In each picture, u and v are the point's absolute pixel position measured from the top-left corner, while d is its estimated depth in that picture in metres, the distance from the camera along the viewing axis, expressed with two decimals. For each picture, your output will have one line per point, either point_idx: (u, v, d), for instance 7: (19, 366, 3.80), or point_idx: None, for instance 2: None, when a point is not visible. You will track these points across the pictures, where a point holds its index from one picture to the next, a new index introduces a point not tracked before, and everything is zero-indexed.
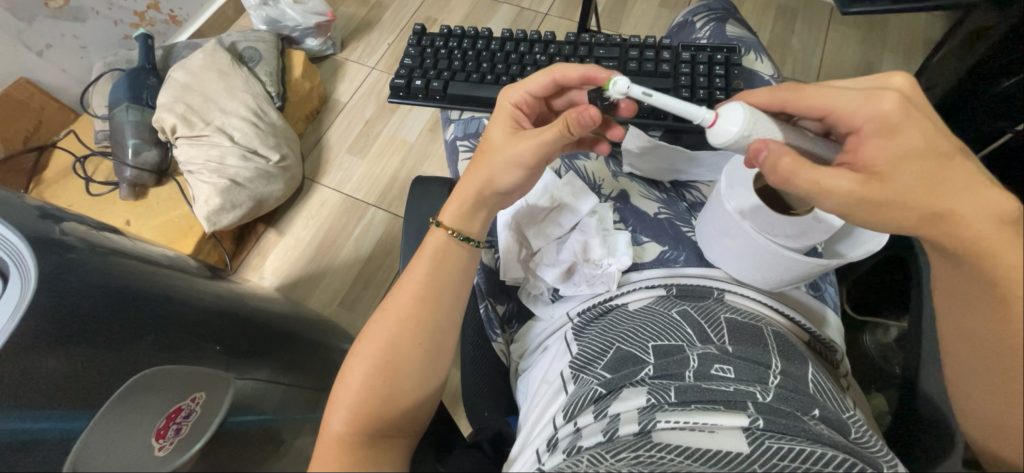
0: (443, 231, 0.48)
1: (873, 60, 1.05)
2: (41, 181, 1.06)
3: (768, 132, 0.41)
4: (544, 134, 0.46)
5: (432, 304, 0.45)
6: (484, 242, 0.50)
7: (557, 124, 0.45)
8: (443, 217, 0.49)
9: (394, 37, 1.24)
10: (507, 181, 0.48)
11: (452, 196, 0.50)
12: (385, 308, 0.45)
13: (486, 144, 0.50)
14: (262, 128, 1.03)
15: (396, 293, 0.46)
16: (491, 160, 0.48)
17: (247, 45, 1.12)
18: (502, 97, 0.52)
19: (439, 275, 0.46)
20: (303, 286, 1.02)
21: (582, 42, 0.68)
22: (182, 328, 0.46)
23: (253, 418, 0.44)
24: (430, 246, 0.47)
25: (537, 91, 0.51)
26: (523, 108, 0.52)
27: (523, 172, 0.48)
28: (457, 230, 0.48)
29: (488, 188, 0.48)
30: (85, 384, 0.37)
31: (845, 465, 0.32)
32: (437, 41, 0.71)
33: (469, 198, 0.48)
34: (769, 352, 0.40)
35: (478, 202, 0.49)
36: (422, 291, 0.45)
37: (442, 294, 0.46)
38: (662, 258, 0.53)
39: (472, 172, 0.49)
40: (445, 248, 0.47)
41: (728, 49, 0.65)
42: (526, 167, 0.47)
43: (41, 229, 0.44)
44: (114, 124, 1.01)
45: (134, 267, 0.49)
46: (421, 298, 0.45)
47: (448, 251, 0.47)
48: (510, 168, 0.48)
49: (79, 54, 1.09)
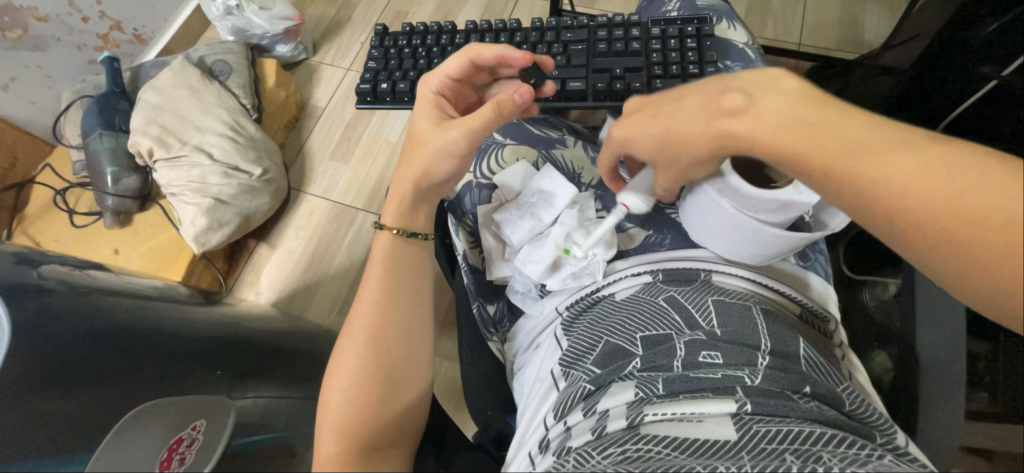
0: (387, 232, 0.50)
1: (856, 14, 1.03)
2: (24, 218, 1.05)
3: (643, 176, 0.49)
4: (471, 123, 0.48)
5: (394, 310, 0.45)
6: (430, 234, 0.52)
7: (487, 109, 0.47)
8: (384, 219, 0.51)
9: (365, 36, 1.21)
10: (440, 172, 0.50)
11: (387, 198, 0.51)
12: (355, 320, 0.45)
13: (413, 135, 0.51)
14: (240, 143, 1.01)
15: (363, 303, 0.46)
16: (421, 152, 0.50)
17: (215, 59, 1.09)
18: (422, 87, 0.53)
19: (396, 281, 0.47)
20: (301, 297, 1.02)
21: (548, 27, 0.66)
22: (179, 360, 0.45)
23: (261, 438, 0.44)
24: (378, 252, 0.49)
25: (455, 74, 0.53)
26: (446, 94, 0.53)
27: (453, 161, 0.50)
28: (401, 229, 0.50)
29: (424, 180, 0.50)
30: (63, 435, 0.35)
31: (835, 441, 0.32)
32: (401, 40, 0.69)
33: (404, 192, 0.50)
34: (758, 331, 0.40)
35: (415, 197, 0.51)
36: (393, 301, 0.46)
37: (400, 299, 0.46)
38: (646, 242, 0.53)
39: (405, 166, 0.50)
40: (394, 247, 0.49)
41: (699, 21, 0.63)
42: (456, 156, 0.49)
43: (15, 275, 0.43)
44: (89, 153, 1.00)
45: (117, 302, 0.48)
46: (380, 303, 0.45)
47: (395, 250, 0.49)
48: (443, 158, 0.49)
49: (46, 84, 1.07)
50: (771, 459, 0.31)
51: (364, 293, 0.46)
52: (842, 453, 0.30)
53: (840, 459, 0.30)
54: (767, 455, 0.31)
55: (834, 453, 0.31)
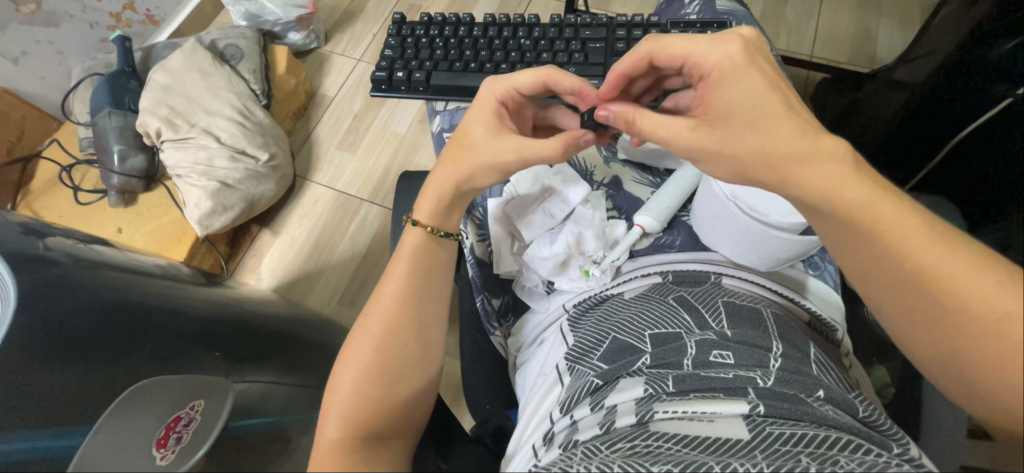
0: (421, 229, 0.49)
1: (869, 29, 1.03)
2: (28, 193, 1.04)
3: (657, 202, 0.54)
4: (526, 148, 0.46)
5: (410, 299, 0.45)
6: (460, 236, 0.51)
7: (553, 144, 0.45)
8: (417, 216, 0.49)
9: (378, 27, 1.21)
10: (484, 181, 0.49)
11: (422, 191, 0.50)
12: (373, 309, 0.45)
13: (465, 138, 0.49)
14: (248, 127, 1.01)
15: (381, 295, 0.46)
16: (471, 159, 0.48)
17: (227, 43, 1.09)
18: (488, 86, 0.50)
19: (415, 271, 0.47)
20: (301, 285, 1.02)
21: (567, 23, 0.66)
22: (181, 339, 0.45)
23: (256, 422, 0.43)
24: (408, 245, 0.48)
25: (524, 89, 0.50)
26: (508, 104, 0.50)
27: (499, 174, 0.48)
28: (436, 227, 0.49)
29: (465, 185, 0.49)
30: (62, 407, 0.35)
31: (849, 446, 0.31)
32: (418, 30, 0.69)
33: (439, 191, 0.49)
34: (769, 335, 0.40)
35: (452, 199, 0.49)
36: (401, 292, 0.45)
37: (417, 290, 0.46)
38: (656, 244, 0.54)
39: (449, 166, 0.49)
40: (425, 246, 0.48)
41: (718, 25, 0.63)
42: (502, 170, 0.48)
43: (21, 246, 0.43)
44: (96, 130, 0.99)
45: (121, 278, 0.47)
46: (394, 291, 0.45)
47: (427, 250, 0.48)
48: (491, 172, 0.48)
49: (57, 59, 1.07)
50: (788, 458, 0.31)
51: (386, 286, 0.46)
52: (858, 458, 0.30)
53: (857, 463, 0.30)
54: (781, 455, 0.31)
55: (850, 458, 0.30)
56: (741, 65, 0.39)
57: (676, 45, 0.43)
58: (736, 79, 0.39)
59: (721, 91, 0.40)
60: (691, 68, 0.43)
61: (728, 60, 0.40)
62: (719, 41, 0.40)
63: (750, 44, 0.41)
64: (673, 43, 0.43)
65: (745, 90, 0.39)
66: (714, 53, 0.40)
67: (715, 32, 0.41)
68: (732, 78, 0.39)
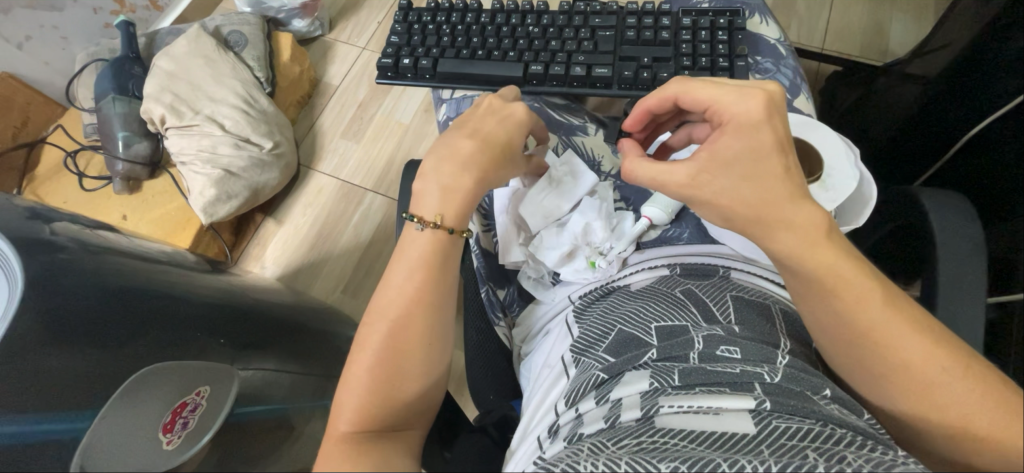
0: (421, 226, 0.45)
1: (883, 21, 1.01)
2: (34, 179, 1.04)
3: None
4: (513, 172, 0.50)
5: (419, 288, 0.44)
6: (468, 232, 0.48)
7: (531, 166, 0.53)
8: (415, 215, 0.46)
9: (383, 15, 1.19)
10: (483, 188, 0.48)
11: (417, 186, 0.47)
12: (382, 298, 0.44)
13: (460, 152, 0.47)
14: (253, 115, 1.00)
15: (388, 284, 0.45)
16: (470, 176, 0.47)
17: (231, 29, 1.08)
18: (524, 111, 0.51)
19: (422, 259, 0.45)
20: (305, 274, 1.02)
21: (576, 11, 0.65)
22: (186, 325, 0.44)
23: (261, 409, 0.45)
24: (409, 242, 0.46)
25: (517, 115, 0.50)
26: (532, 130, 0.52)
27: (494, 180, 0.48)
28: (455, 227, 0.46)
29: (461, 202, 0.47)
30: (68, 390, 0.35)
31: (857, 444, 0.31)
32: (424, 16, 0.68)
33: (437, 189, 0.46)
34: (776, 330, 0.41)
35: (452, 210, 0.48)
36: (406, 283, 0.44)
37: (423, 280, 0.44)
38: (663, 236, 0.54)
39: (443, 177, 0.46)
40: (437, 249, 0.45)
41: (731, 13, 0.61)
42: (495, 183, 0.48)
43: (28, 229, 0.43)
44: (101, 116, 0.99)
45: (127, 264, 0.47)
46: (399, 282, 0.44)
47: (439, 249, 0.45)
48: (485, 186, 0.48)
49: (61, 44, 1.06)
50: (794, 454, 0.31)
51: (392, 277, 0.45)
52: (866, 455, 0.30)
53: (865, 460, 0.29)
54: (788, 451, 0.31)
55: (858, 455, 0.30)
56: (759, 122, 0.39)
57: (705, 90, 0.41)
58: (747, 135, 0.39)
59: (729, 140, 0.40)
60: (711, 115, 0.42)
61: (748, 114, 0.39)
62: (748, 95, 0.39)
63: (773, 100, 0.40)
64: (701, 90, 0.42)
65: (752, 143, 0.39)
66: (741, 103, 0.39)
67: (744, 84, 0.40)
68: (745, 133, 0.39)
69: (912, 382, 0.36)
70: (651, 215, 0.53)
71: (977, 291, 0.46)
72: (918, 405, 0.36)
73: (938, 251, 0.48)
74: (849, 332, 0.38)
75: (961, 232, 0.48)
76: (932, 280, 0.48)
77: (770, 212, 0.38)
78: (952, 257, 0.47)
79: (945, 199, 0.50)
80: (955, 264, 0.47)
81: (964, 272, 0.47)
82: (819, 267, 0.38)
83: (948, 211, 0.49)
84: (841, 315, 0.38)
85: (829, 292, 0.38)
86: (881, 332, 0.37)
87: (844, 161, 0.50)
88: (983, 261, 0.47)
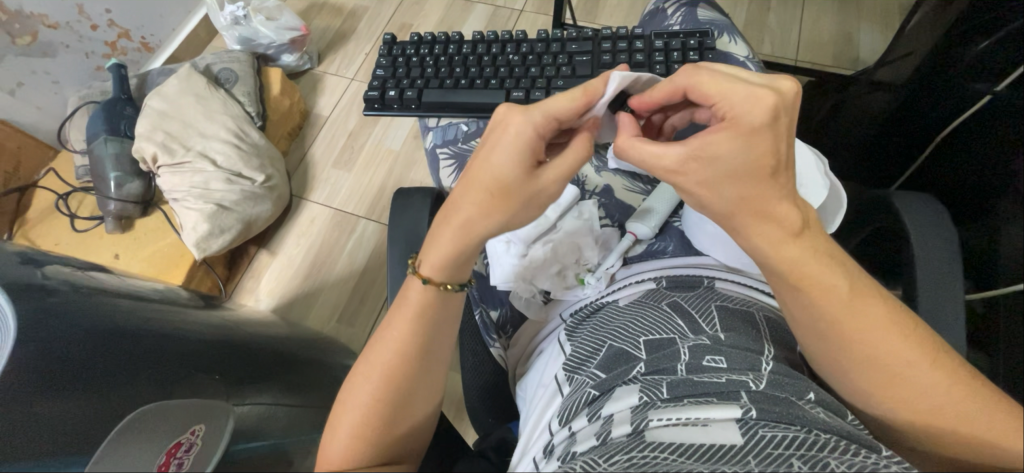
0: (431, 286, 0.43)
1: (850, 33, 1.05)
2: (25, 222, 1.04)
3: (652, 207, 0.56)
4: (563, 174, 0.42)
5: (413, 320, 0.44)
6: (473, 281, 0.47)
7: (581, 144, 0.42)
8: (425, 272, 0.44)
9: (370, 47, 1.23)
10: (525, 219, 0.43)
11: (431, 242, 0.43)
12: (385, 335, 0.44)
13: (495, 177, 0.41)
14: (244, 149, 1.01)
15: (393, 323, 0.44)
16: (509, 204, 0.41)
17: (222, 67, 1.11)
18: (521, 117, 0.41)
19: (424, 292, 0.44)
20: (299, 305, 1.01)
21: (553, 38, 0.68)
22: (180, 362, 0.44)
23: (258, 445, 0.42)
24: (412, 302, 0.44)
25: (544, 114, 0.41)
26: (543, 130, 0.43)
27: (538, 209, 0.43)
28: (449, 283, 0.44)
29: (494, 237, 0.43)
30: (66, 437, 0.35)
31: (841, 449, 0.32)
32: (408, 50, 0.70)
33: (453, 249, 0.43)
34: (761, 337, 0.42)
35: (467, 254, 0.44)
36: (409, 324, 0.43)
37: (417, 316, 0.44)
38: (649, 250, 0.56)
39: (476, 215, 0.42)
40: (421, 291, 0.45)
41: (700, 34, 0.64)
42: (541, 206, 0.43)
43: (20, 275, 0.43)
44: (93, 157, 1.00)
45: (120, 305, 0.47)
46: (400, 317, 0.44)
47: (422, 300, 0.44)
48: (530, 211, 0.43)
49: (52, 89, 1.08)
50: (779, 464, 0.31)
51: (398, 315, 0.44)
52: (848, 459, 0.31)
53: (847, 465, 0.30)
54: (774, 460, 0.31)
55: (841, 460, 0.31)
56: (760, 125, 0.37)
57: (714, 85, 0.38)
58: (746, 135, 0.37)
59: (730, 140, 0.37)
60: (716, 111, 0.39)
61: (753, 115, 0.37)
62: (757, 92, 0.37)
63: (783, 100, 0.38)
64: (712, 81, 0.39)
65: (751, 147, 0.37)
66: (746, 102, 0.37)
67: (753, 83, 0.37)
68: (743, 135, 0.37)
69: (894, 384, 0.37)
70: (637, 232, 0.55)
71: (956, 290, 0.47)
72: (900, 406, 0.37)
73: (914, 254, 0.49)
74: (831, 335, 0.39)
75: (936, 233, 0.49)
76: (912, 280, 0.49)
77: (752, 227, 0.39)
78: (928, 257, 0.49)
79: (918, 201, 0.52)
80: (932, 265, 0.48)
81: (941, 270, 0.48)
82: (798, 273, 0.39)
83: (922, 213, 0.50)
84: (824, 319, 0.39)
85: (811, 296, 0.39)
86: (859, 334, 0.38)
87: (816, 171, 0.52)
88: (959, 259, 0.48)
